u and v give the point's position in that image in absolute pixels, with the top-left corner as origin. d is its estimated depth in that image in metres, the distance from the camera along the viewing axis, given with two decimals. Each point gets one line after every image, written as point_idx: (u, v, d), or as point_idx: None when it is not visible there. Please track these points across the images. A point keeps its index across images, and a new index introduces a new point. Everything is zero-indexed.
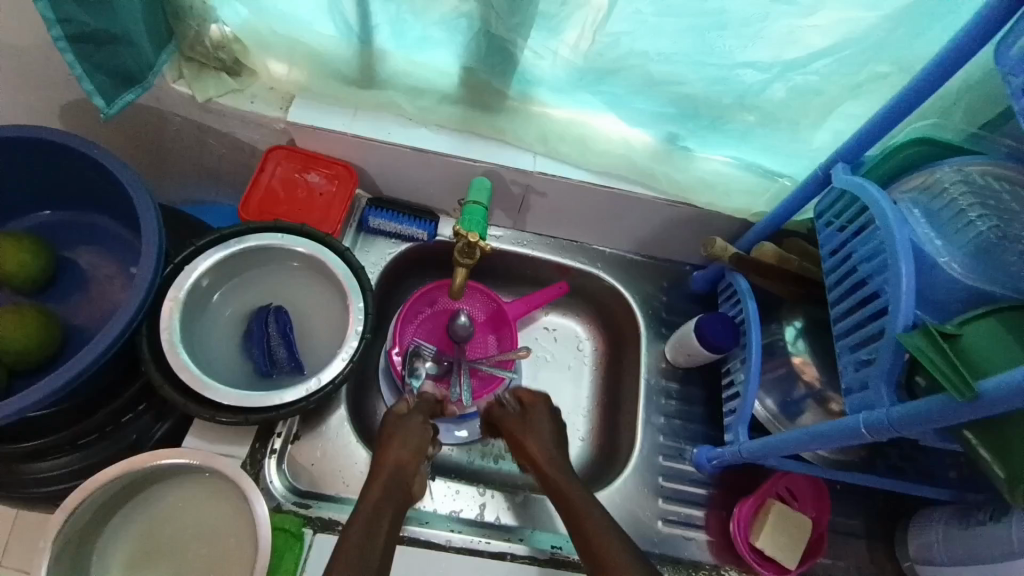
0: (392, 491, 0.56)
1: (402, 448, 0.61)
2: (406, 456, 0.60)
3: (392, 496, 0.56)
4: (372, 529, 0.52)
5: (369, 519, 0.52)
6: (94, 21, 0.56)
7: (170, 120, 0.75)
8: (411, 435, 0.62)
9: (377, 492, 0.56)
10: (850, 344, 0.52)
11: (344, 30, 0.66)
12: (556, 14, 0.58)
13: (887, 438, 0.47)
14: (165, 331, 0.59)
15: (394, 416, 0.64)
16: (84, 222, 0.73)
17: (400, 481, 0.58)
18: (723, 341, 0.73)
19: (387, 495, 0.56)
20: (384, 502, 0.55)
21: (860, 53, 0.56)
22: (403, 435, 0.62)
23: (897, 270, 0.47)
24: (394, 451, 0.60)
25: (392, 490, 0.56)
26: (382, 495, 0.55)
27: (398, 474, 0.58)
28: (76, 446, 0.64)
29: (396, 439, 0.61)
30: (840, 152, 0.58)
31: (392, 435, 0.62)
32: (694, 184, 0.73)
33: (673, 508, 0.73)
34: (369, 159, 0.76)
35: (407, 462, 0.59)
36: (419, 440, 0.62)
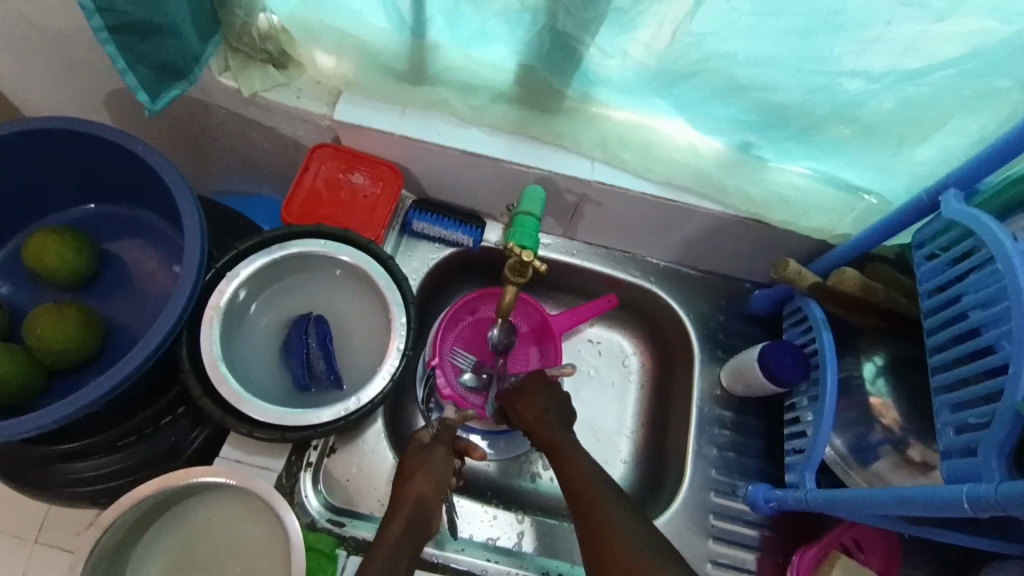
0: (413, 530, 0.53)
1: (421, 481, 0.56)
2: (428, 489, 0.56)
3: (413, 536, 0.53)
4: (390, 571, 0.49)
5: (386, 563, 0.50)
6: (140, 12, 0.54)
7: (214, 112, 0.72)
8: (431, 467, 0.57)
9: (398, 530, 0.53)
10: (952, 402, 0.47)
11: (396, 22, 0.61)
12: (632, 10, 0.52)
13: (990, 516, 0.41)
14: (206, 342, 0.57)
15: (415, 444, 0.59)
16: (126, 216, 0.71)
17: (422, 516, 0.55)
18: (791, 375, 0.67)
19: (408, 529, 0.53)
20: (402, 545, 0.52)
21: (987, 63, 0.48)
22: (425, 467, 0.57)
23: (1023, 327, 0.41)
24: (414, 485, 0.56)
25: (412, 530, 0.53)
26: (400, 538, 0.52)
27: (418, 511, 0.54)
28: (113, 448, 0.63)
29: (416, 471, 0.57)
30: (953, 177, 0.51)
31: (411, 467, 0.57)
32: (770, 201, 0.66)
33: (722, 550, 0.68)
34: (416, 159, 0.71)
35: (428, 496, 0.56)
36: (439, 472, 0.57)
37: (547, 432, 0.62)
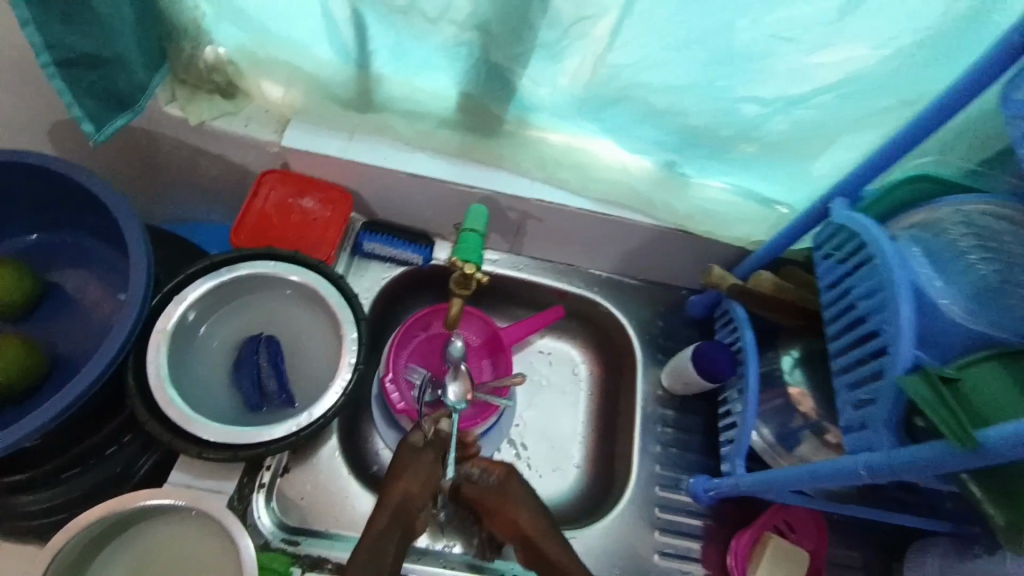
0: (395, 528, 0.55)
1: (410, 485, 0.57)
2: (416, 488, 0.57)
3: (398, 531, 0.55)
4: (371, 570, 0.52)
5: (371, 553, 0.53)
6: (84, 45, 0.55)
7: (161, 141, 0.73)
8: (420, 473, 0.58)
9: (381, 524, 0.55)
10: (850, 382, 0.52)
11: (342, 54, 0.65)
12: (557, 44, 0.57)
13: (886, 481, 0.46)
14: (153, 365, 0.57)
15: (407, 446, 0.60)
16: (70, 245, 0.71)
17: (405, 514, 0.56)
18: (721, 372, 0.73)
19: (390, 527, 0.55)
20: (386, 537, 0.54)
21: (861, 89, 0.56)
22: (415, 471, 0.58)
23: (897, 311, 0.46)
24: (404, 487, 0.57)
25: (397, 525, 0.55)
26: (388, 527, 0.55)
27: (401, 512, 0.56)
28: (60, 479, 0.62)
29: (406, 476, 0.57)
30: (839, 186, 0.58)
31: (401, 471, 0.58)
32: (693, 213, 0.73)
33: (669, 541, 0.73)
34: (365, 183, 0.75)
35: (416, 496, 0.57)
36: (427, 478, 0.58)
37: (511, 508, 0.58)
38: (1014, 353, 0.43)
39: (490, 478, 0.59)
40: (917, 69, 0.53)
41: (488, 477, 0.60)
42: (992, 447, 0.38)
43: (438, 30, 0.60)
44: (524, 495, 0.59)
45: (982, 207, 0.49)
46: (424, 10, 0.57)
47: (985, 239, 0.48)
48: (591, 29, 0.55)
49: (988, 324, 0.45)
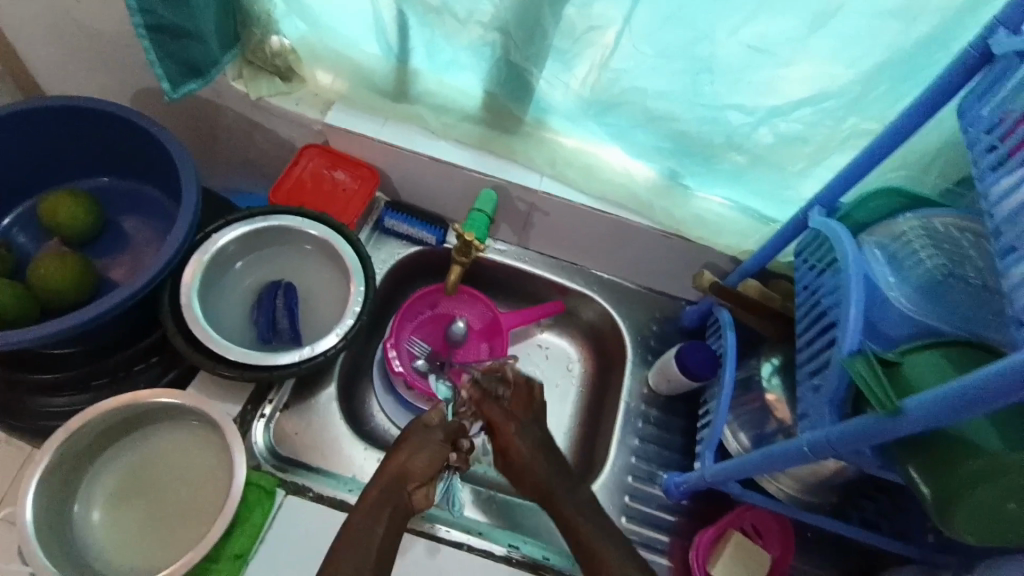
0: (389, 497, 0.60)
1: (417, 461, 0.63)
2: (416, 466, 0.63)
3: (392, 502, 0.60)
4: (366, 529, 0.58)
5: (363, 523, 0.58)
6: (172, 17, 0.66)
7: (223, 113, 0.84)
8: (429, 453, 0.64)
9: (376, 495, 0.60)
10: (807, 372, 0.55)
11: (386, 50, 0.75)
12: (569, 50, 0.65)
13: (829, 458, 0.48)
14: (186, 289, 0.66)
15: (421, 424, 0.66)
16: (133, 190, 0.81)
17: (399, 489, 0.61)
18: (700, 371, 0.77)
19: (382, 498, 0.60)
20: (380, 508, 0.60)
21: (841, 106, 0.61)
22: (426, 449, 0.64)
23: (848, 300, 0.50)
24: (407, 463, 0.62)
25: (391, 497, 0.60)
26: (378, 502, 0.60)
27: (400, 485, 0.61)
28: (87, 386, 0.69)
29: (414, 453, 0.63)
30: (817, 197, 0.62)
31: (408, 447, 0.64)
32: (688, 219, 0.77)
33: (634, 529, 0.75)
34: (392, 165, 0.83)
35: (410, 473, 0.62)
36: (432, 459, 0.63)
37: (516, 444, 0.67)
38: (956, 346, 0.46)
39: (505, 407, 0.70)
40: (893, 93, 0.58)
41: (500, 406, 0.69)
42: (912, 414, 0.40)
43: (467, 31, 0.68)
44: (528, 437, 0.68)
45: (943, 220, 0.53)
46: (455, 11, 0.65)
47: (941, 246, 0.51)
48: (599, 38, 0.63)
49: (934, 316, 0.49)
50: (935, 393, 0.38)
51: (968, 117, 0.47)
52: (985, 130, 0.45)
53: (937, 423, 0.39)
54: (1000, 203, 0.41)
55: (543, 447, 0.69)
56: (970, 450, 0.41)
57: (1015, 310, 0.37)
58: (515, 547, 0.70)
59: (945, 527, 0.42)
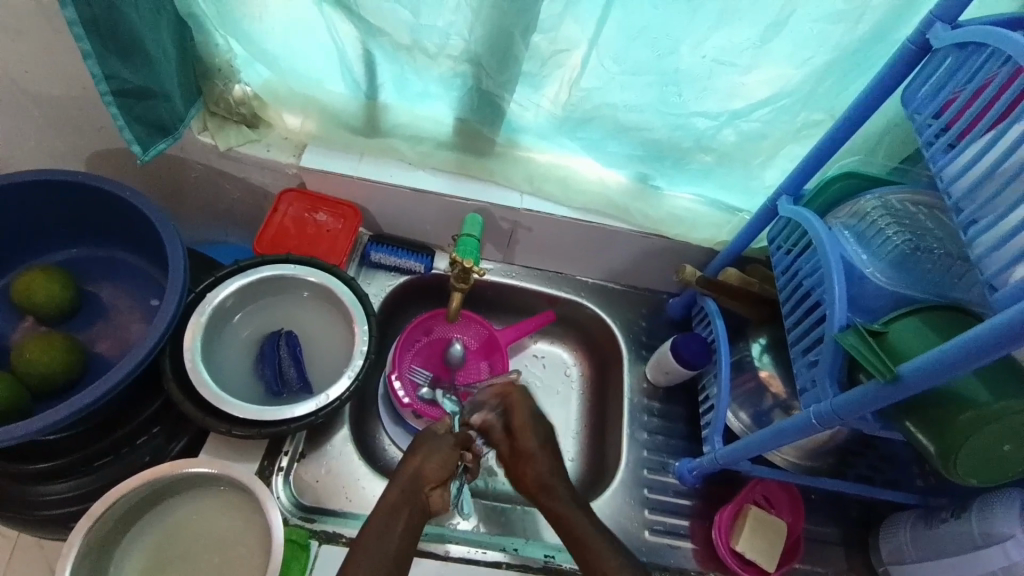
0: (404, 501, 0.60)
1: (432, 462, 0.62)
2: (428, 470, 0.62)
3: (409, 503, 0.60)
4: (381, 539, 0.57)
5: (383, 526, 0.58)
6: (135, 78, 0.64)
7: (191, 167, 0.82)
8: (442, 455, 0.63)
9: (396, 497, 0.60)
10: (801, 349, 0.59)
11: (352, 88, 0.75)
12: (538, 72, 0.68)
13: (835, 427, 0.53)
14: (188, 352, 0.65)
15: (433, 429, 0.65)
16: (107, 257, 0.79)
17: (415, 490, 0.61)
18: (698, 359, 0.80)
19: (399, 502, 0.60)
20: (400, 507, 0.59)
21: (793, 102, 0.66)
22: (439, 452, 0.63)
23: (831, 280, 0.54)
24: (422, 464, 0.62)
25: (408, 499, 0.60)
26: (400, 501, 0.60)
27: (416, 487, 0.61)
28: (89, 468, 0.67)
29: (429, 454, 0.63)
30: (784, 186, 0.67)
31: (422, 449, 0.63)
32: (665, 219, 0.82)
33: (658, 519, 0.78)
34: (372, 199, 0.83)
35: (425, 473, 0.62)
36: (447, 462, 0.63)
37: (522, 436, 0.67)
38: (930, 308, 0.51)
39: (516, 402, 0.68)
40: (839, 86, 0.64)
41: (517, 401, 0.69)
42: (909, 379, 0.45)
43: (437, 64, 0.69)
44: (540, 432, 0.68)
45: (899, 196, 0.59)
46: (425, 47, 0.67)
47: (902, 221, 0.57)
48: (566, 60, 0.66)
49: (906, 285, 0.54)
50: (927, 358, 0.43)
51: (914, 104, 0.53)
52: (931, 116, 0.52)
53: (931, 384, 0.44)
54: (957, 180, 0.47)
55: (551, 449, 0.68)
56: (960, 401, 0.46)
57: (987, 277, 0.44)
58: (550, 555, 0.72)
59: (949, 473, 0.47)
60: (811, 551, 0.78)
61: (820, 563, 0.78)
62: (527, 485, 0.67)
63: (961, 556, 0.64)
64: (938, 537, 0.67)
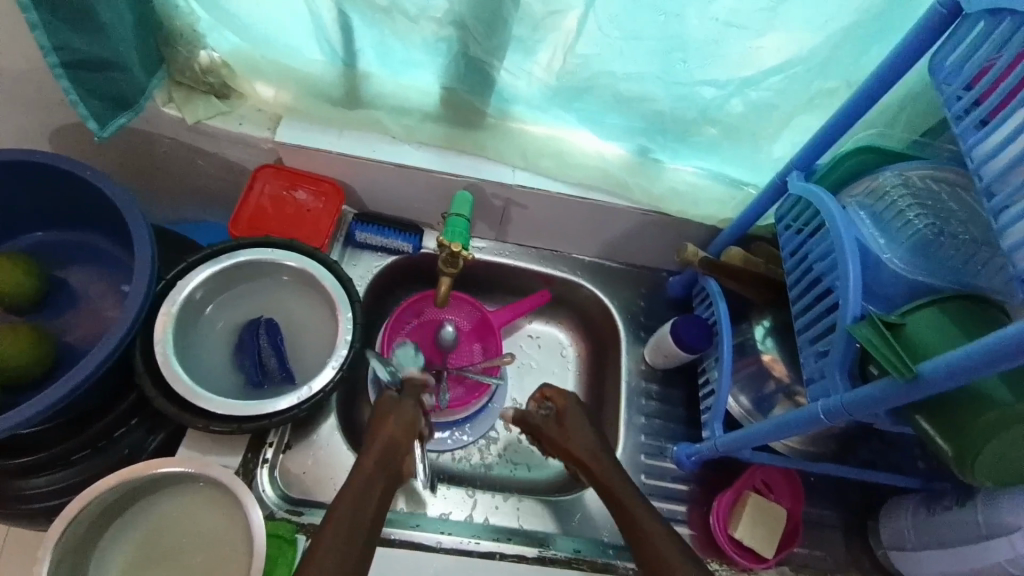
0: (384, 466, 0.59)
1: (398, 423, 0.64)
2: (399, 434, 0.63)
3: (384, 471, 0.59)
4: (358, 508, 0.54)
5: (358, 492, 0.55)
6: (89, 47, 0.59)
7: (158, 143, 0.76)
8: (407, 415, 0.65)
9: (371, 465, 0.59)
10: (809, 337, 0.56)
11: (329, 55, 0.69)
12: (530, 38, 0.62)
13: (843, 422, 0.50)
14: (160, 344, 0.61)
15: (386, 399, 0.67)
16: (75, 241, 0.75)
17: (391, 455, 0.61)
18: (699, 343, 0.77)
19: (377, 470, 0.59)
20: (377, 477, 0.58)
21: (807, 70, 0.61)
22: (400, 411, 0.65)
23: (846, 266, 0.50)
24: (390, 427, 0.63)
25: (382, 466, 0.59)
26: (377, 469, 0.59)
27: (390, 452, 0.61)
28: (68, 462, 0.64)
29: (392, 415, 0.65)
30: (794, 161, 0.62)
31: (389, 414, 0.65)
32: (665, 194, 0.77)
33: (656, 505, 0.77)
34: (355, 176, 0.78)
35: (399, 439, 0.62)
36: (412, 419, 0.65)
37: (568, 407, 0.72)
38: (951, 299, 0.47)
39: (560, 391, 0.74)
40: (861, 50, 0.58)
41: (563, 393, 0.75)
42: (927, 378, 0.42)
43: (420, 28, 0.63)
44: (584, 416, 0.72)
45: (922, 174, 0.54)
46: (406, 9, 0.61)
47: (923, 201, 0.53)
48: (561, 23, 0.60)
49: (925, 272, 0.51)
50: (950, 358, 0.40)
51: (942, 74, 0.48)
52: (961, 87, 0.47)
53: (952, 385, 0.40)
54: (986, 163, 0.43)
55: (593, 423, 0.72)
56: (984, 402, 0.43)
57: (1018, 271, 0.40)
58: (547, 545, 0.71)
59: (964, 476, 0.45)
60: (809, 534, 0.77)
61: (818, 545, 0.77)
62: (580, 462, 0.68)
63: (963, 544, 0.63)
64: (940, 525, 0.66)
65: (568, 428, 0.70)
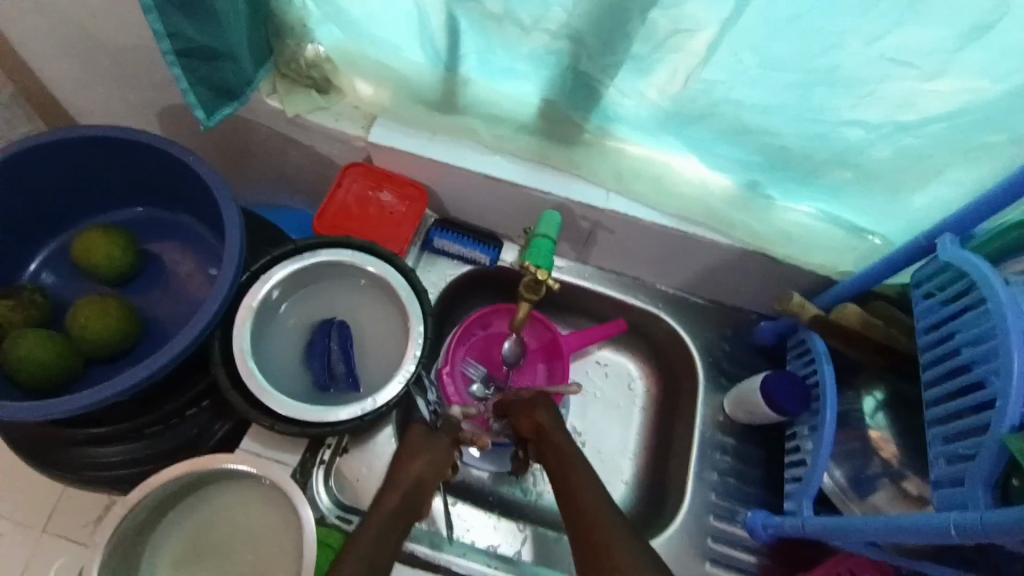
0: (407, 505, 0.55)
1: (427, 461, 0.59)
2: (428, 474, 0.58)
3: (407, 509, 0.55)
4: (377, 546, 0.50)
5: (378, 535, 0.51)
6: (201, 37, 0.59)
7: (256, 130, 0.77)
8: (440, 453, 0.59)
9: (394, 504, 0.55)
10: (943, 433, 0.48)
11: (432, 58, 0.67)
12: (649, 56, 0.56)
13: (979, 545, 0.42)
14: (237, 339, 0.62)
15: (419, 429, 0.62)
16: (170, 219, 0.77)
17: (417, 495, 0.57)
18: (792, 405, 0.69)
19: (399, 509, 0.54)
20: (399, 516, 0.54)
21: (977, 119, 0.52)
22: (425, 451, 0.59)
23: (1009, 361, 0.42)
24: (420, 466, 0.58)
25: (407, 506, 0.55)
26: (400, 508, 0.54)
27: (415, 489, 0.56)
28: (141, 435, 0.66)
29: (418, 453, 0.59)
30: (946, 221, 0.53)
31: (416, 445, 0.59)
32: (774, 235, 0.69)
33: (719, 573, 0.70)
34: (440, 182, 0.76)
35: (428, 480, 0.58)
36: (443, 458, 0.59)
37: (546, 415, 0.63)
38: None
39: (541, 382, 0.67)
40: None
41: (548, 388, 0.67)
42: None
43: (530, 38, 0.59)
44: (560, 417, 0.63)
45: None
46: (518, 18, 0.57)
47: None
48: (686, 44, 0.54)
49: None
50: None
51: None
52: None
53: None
54: None
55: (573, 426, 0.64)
56: None
57: None
58: None
59: None
60: None
61: None
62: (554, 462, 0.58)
63: None
64: None
65: (522, 415, 0.64)
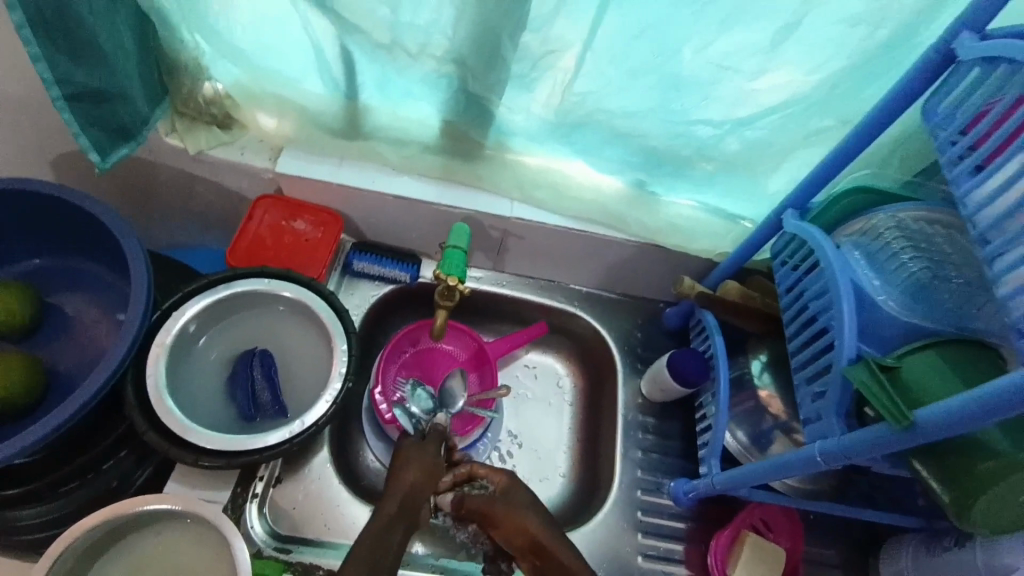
0: (404, 512, 0.57)
1: (414, 469, 0.60)
2: (418, 478, 0.60)
3: (404, 515, 0.57)
4: (375, 558, 0.53)
5: (373, 547, 0.54)
6: (91, 81, 0.60)
7: (160, 170, 0.77)
8: (425, 461, 0.61)
9: (392, 511, 0.57)
10: (806, 377, 0.55)
11: (332, 87, 0.70)
12: (528, 74, 0.63)
13: (840, 466, 0.49)
14: (151, 377, 0.61)
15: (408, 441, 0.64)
16: (71, 268, 0.75)
17: (412, 501, 0.58)
18: (696, 377, 0.76)
19: (397, 515, 0.57)
20: (394, 527, 0.56)
21: (799, 111, 0.62)
22: (416, 460, 0.61)
23: (840, 307, 0.50)
24: (408, 476, 0.60)
25: (404, 513, 0.57)
26: (397, 514, 0.57)
27: (409, 499, 0.58)
28: (56, 493, 0.63)
29: (409, 464, 0.61)
30: (789, 200, 0.63)
31: (406, 459, 0.61)
32: (663, 227, 0.77)
33: (652, 543, 0.75)
34: (353, 206, 0.79)
35: (422, 485, 0.60)
36: (431, 466, 0.62)
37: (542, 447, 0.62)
38: (949, 345, 0.47)
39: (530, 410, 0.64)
40: (855, 91, 0.59)
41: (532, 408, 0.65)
42: (923, 426, 0.41)
43: (421, 64, 0.64)
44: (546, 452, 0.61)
45: (914, 214, 0.54)
46: (406, 46, 0.62)
47: (917, 243, 0.53)
48: (558, 62, 0.61)
49: (920, 315, 0.50)
50: (947, 407, 0.40)
51: (936, 120, 0.49)
52: (955, 133, 0.47)
53: (949, 435, 0.40)
54: (979, 212, 0.43)
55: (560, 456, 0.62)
56: (981, 451, 0.43)
57: (1013, 320, 0.40)
58: None
59: (961, 524, 0.45)
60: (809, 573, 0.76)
61: None
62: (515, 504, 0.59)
63: None
64: (941, 566, 0.65)
65: (505, 520, 0.58)
